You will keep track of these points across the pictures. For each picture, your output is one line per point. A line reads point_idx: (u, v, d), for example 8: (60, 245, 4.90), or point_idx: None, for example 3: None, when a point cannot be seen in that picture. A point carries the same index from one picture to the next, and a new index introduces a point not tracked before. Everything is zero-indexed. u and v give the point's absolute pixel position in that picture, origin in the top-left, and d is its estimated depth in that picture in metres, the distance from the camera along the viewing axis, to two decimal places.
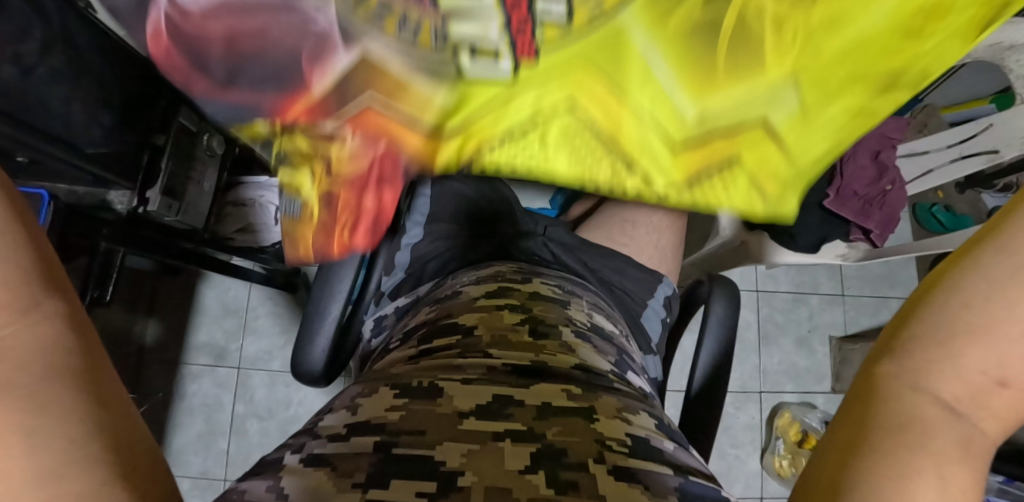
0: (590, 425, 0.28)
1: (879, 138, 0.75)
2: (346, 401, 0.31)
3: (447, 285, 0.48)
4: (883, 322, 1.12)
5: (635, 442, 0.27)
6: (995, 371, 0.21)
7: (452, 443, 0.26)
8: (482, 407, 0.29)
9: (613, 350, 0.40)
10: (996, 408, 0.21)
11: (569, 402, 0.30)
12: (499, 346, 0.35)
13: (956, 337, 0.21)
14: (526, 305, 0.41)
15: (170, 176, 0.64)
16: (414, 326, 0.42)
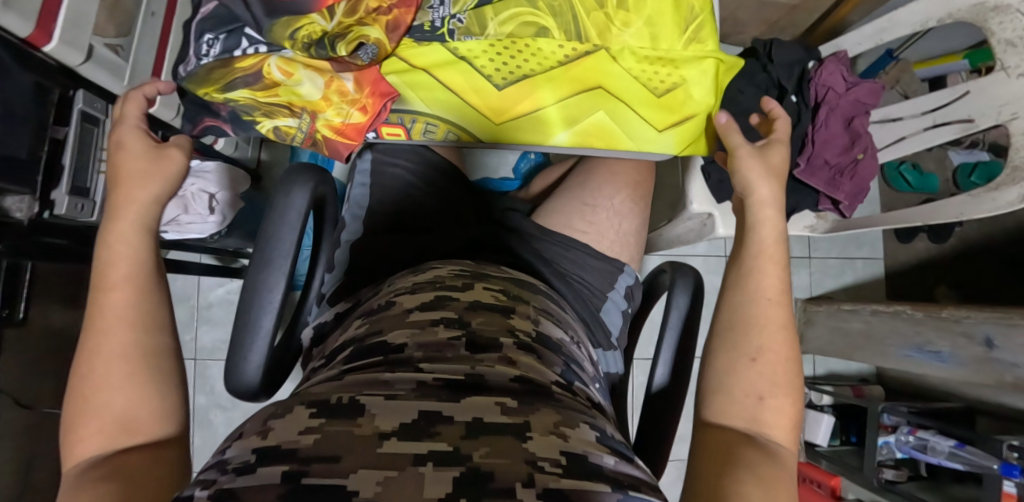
0: (522, 445, 0.26)
1: (852, 104, 0.75)
2: (257, 425, 0.28)
3: (382, 290, 0.45)
4: (848, 281, 1.25)
5: (571, 459, 0.26)
6: (758, 393, 0.42)
7: (368, 470, 0.23)
8: (407, 426, 0.26)
9: (559, 359, 0.38)
10: (771, 416, 0.41)
11: (503, 417, 0.28)
12: (431, 361, 0.32)
13: (730, 384, 0.42)
14: (463, 317, 0.37)
15: (74, 173, 0.63)
16: (341, 343, 0.38)
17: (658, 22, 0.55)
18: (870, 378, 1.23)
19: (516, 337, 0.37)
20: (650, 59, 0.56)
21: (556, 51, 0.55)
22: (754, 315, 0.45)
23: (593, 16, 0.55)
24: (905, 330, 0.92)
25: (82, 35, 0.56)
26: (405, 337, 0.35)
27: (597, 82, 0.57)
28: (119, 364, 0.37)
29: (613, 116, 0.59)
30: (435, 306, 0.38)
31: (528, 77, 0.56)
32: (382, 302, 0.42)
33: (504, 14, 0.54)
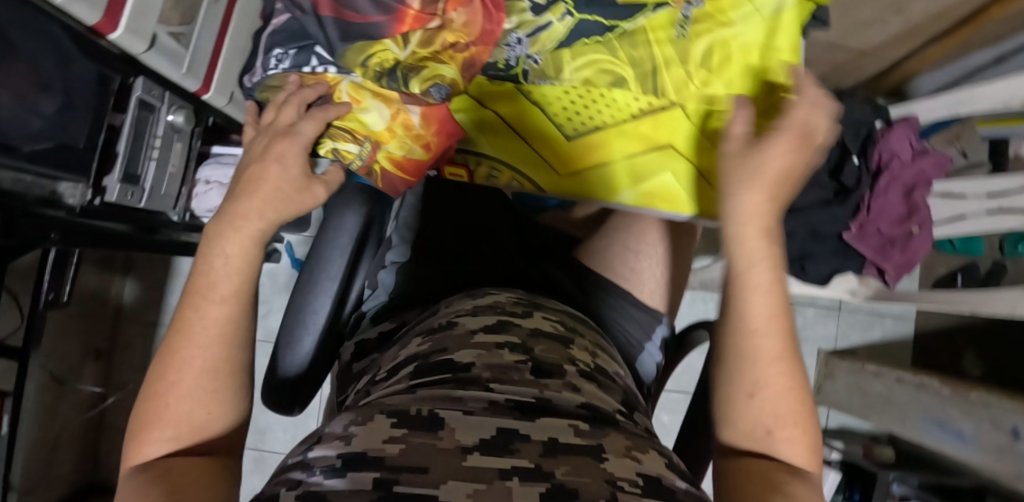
0: (599, 465, 0.27)
1: (916, 174, 0.78)
2: (338, 429, 0.29)
3: (441, 310, 0.46)
4: (874, 337, 1.26)
5: (647, 482, 0.26)
6: (768, 424, 0.39)
7: (457, 482, 0.24)
8: (487, 442, 0.27)
9: (618, 390, 0.39)
10: (784, 439, 0.39)
11: (577, 439, 0.29)
12: (501, 382, 0.33)
13: (737, 411, 0.40)
14: (527, 343, 0.38)
15: (128, 160, 0.63)
16: (402, 359, 0.40)
17: (736, 88, 0.57)
18: (881, 438, 1.22)
19: (578, 366, 0.38)
20: (721, 121, 0.62)
21: (630, 106, 0.60)
22: (752, 344, 0.40)
23: (674, 76, 0.57)
24: (928, 403, 0.94)
25: (148, 23, 0.53)
26: (472, 356, 0.36)
27: (668, 138, 0.63)
28: (204, 378, 0.38)
29: (677, 176, 0.65)
30: (500, 330, 0.40)
31: (598, 128, 0.63)
32: (441, 322, 0.44)
33: (584, 68, 0.57)
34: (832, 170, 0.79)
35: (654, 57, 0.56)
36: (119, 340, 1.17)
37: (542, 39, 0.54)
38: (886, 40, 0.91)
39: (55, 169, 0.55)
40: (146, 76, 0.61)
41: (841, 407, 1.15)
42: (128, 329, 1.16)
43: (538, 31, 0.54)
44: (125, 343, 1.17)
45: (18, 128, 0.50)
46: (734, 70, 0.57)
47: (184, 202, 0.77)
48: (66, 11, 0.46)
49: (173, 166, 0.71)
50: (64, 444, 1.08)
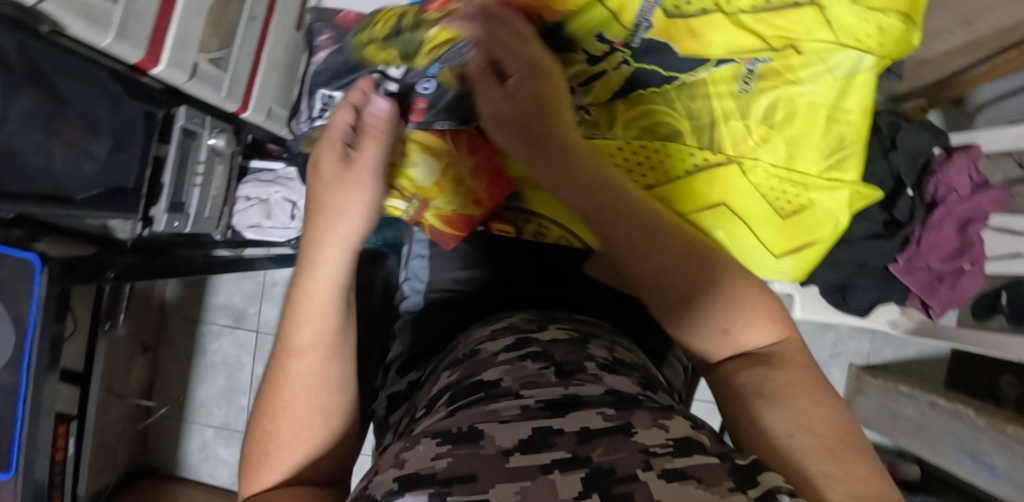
0: (631, 438, 0.30)
1: (973, 209, 0.76)
2: (390, 460, 0.32)
3: (459, 340, 0.47)
4: (908, 354, 1.25)
5: (679, 443, 0.30)
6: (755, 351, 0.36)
7: (505, 483, 0.27)
8: (525, 442, 0.30)
9: (639, 374, 0.40)
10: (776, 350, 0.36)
11: (607, 422, 0.32)
12: (529, 388, 0.36)
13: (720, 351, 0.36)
14: (546, 350, 0.41)
15: (173, 190, 0.68)
16: (437, 392, 0.42)
17: (794, 146, 0.61)
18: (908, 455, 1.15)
19: (597, 361, 0.40)
20: (782, 179, 0.62)
21: (685, 161, 0.59)
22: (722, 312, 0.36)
23: (733, 127, 0.60)
24: (961, 434, 0.91)
25: (187, 54, 0.60)
26: (499, 373, 0.39)
27: (728, 193, 0.61)
28: (313, 419, 0.36)
29: (729, 235, 0.64)
30: (520, 345, 0.42)
31: (652, 187, 0.60)
32: (464, 352, 0.45)
33: (638, 117, 0.59)
34: (883, 203, 0.79)
35: (713, 107, 0.59)
36: (165, 336, 1.24)
37: (595, 89, 0.58)
38: (945, 53, 0.91)
39: (107, 210, 0.60)
40: (187, 104, 0.66)
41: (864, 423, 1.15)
42: (174, 324, 1.23)
43: (592, 81, 0.58)
44: (170, 339, 1.24)
45: (72, 180, 0.56)
46: (795, 132, 0.60)
47: (224, 221, 0.82)
48: (112, 53, 0.53)
49: (215, 190, 0.76)
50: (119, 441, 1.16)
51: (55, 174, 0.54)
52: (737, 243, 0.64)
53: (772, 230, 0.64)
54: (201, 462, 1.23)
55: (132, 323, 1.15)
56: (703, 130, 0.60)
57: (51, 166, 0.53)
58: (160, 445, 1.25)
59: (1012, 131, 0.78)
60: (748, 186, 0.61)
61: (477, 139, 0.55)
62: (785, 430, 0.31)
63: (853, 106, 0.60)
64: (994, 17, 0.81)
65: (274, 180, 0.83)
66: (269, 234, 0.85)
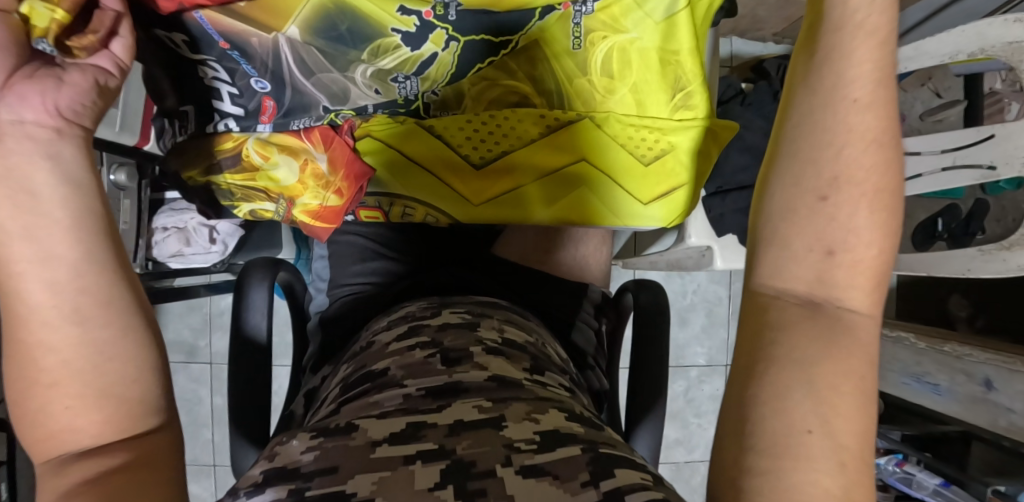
0: (499, 433, 0.30)
1: None
2: (268, 451, 0.32)
3: (361, 333, 0.47)
4: None
5: (544, 437, 0.29)
6: (828, 246, 0.31)
7: (363, 474, 0.27)
8: (396, 434, 0.30)
9: (527, 358, 0.40)
10: (843, 270, 0.30)
11: (480, 415, 0.31)
12: (414, 376, 0.36)
13: (786, 240, 0.32)
14: (435, 338, 0.40)
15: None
16: (334, 386, 0.41)
17: (647, 91, 0.51)
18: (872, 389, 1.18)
19: (485, 344, 0.40)
20: (636, 126, 0.52)
21: (536, 122, 0.51)
22: (816, 182, 0.31)
23: (577, 87, 0.51)
24: (905, 358, 0.95)
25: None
26: (386, 362, 0.39)
27: (586, 148, 0.52)
28: (86, 360, 0.27)
29: (598, 194, 0.55)
30: (409, 335, 0.41)
31: (507, 153, 0.52)
32: (363, 343, 0.45)
33: (473, 94, 0.51)
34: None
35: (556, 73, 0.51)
36: None
37: (431, 75, 0.49)
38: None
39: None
40: None
41: None
42: None
43: (424, 65, 0.48)
44: None
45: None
46: (643, 80, 0.50)
47: (143, 253, 0.75)
48: None
49: (124, 222, 0.70)
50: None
51: None
52: (603, 203, 0.55)
53: (641, 183, 0.54)
54: None
55: None
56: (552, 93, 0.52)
57: None
58: None
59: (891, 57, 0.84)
60: (608, 141, 0.52)
61: (329, 131, 0.52)
62: (801, 424, 0.27)
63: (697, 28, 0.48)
64: None
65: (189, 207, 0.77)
66: (193, 261, 0.79)
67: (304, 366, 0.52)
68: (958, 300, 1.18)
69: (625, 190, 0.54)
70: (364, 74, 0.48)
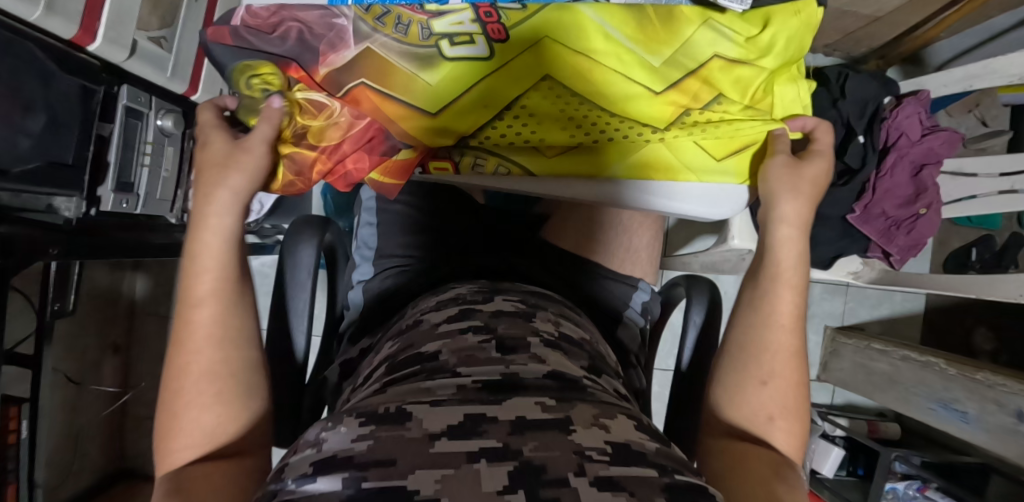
0: (568, 438, 0.28)
1: (925, 151, 0.76)
2: (311, 438, 0.30)
3: (405, 311, 0.45)
4: (884, 313, 1.25)
5: (617, 450, 0.28)
6: (768, 412, 0.45)
7: (425, 470, 0.25)
8: (455, 427, 0.28)
9: (583, 355, 0.39)
10: (779, 426, 0.45)
11: (545, 414, 0.29)
12: (468, 364, 0.34)
13: (740, 398, 0.46)
14: (489, 324, 0.39)
15: (120, 168, 0.62)
16: (376, 363, 0.40)
17: (717, 60, 0.51)
18: (887, 414, 1.22)
19: (541, 336, 0.38)
20: (706, 87, 0.52)
21: (616, 81, 0.50)
22: (762, 361, 0.47)
23: (646, 49, 0.49)
24: (932, 383, 0.93)
25: (126, 31, 0.55)
26: (437, 345, 0.37)
27: (663, 105, 0.52)
28: (205, 381, 0.39)
29: (672, 147, 0.55)
30: (462, 316, 0.40)
31: (587, 110, 0.52)
32: (410, 321, 0.43)
33: (545, 61, 0.50)
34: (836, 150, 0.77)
35: (615, 48, 0.50)
36: (135, 335, 1.30)
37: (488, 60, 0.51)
38: (897, 8, 0.92)
39: (50, 186, 0.54)
40: (129, 83, 0.61)
41: (843, 384, 1.16)
42: (144, 321, 1.30)
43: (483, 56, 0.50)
44: (140, 338, 1.30)
45: (7, 150, 0.49)
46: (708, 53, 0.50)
47: (179, 205, 0.74)
48: (43, 27, 0.49)
49: (166, 169, 0.69)
50: (87, 431, 1.20)
51: None
52: (680, 153, 0.56)
53: (714, 137, 0.55)
54: None
55: (95, 324, 1.19)
56: (623, 54, 0.50)
57: None
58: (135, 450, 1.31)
59: (957, 72, 0.77)
60: (683, 98, 0.52)
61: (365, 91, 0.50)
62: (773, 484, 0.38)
63: (748, 20, 0.50)
64: None
65: None
66: None
67: (342, 333, 0.52)
68: (983, 333, 1.14)
69: (699, 145, 0.55)
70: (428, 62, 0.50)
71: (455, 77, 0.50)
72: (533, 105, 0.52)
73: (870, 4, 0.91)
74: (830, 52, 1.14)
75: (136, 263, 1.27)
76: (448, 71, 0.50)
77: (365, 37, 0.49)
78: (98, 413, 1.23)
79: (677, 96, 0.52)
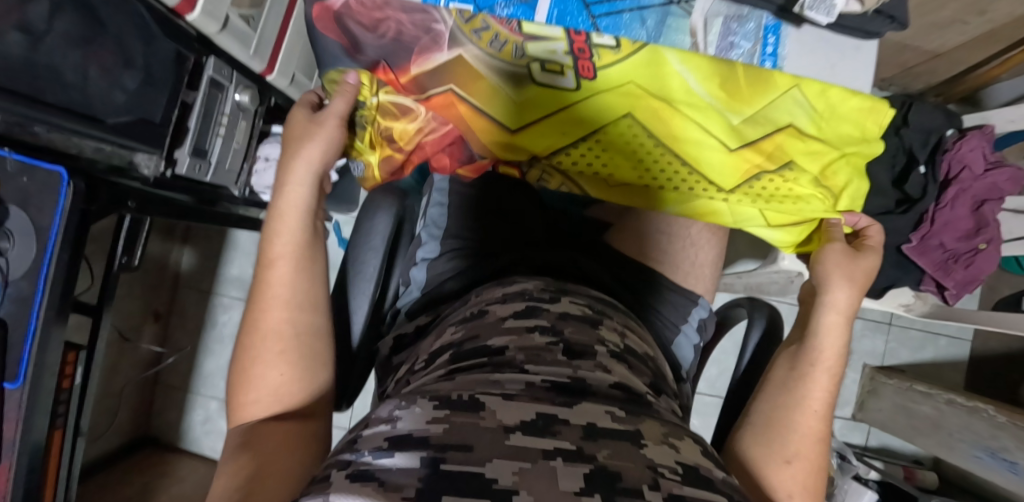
0: (640, 451, 0.27)
1: (989, 187, 0.72)
2: (382, 415, 0.30)
3: (470, 298, 0.47)
4: (926, 356, 1.21)
5: (687, 471, 0.27)
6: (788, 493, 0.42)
7: (502, 460, 0.24)
8: (528, 423, 0.27)
9: (647, 372, 0.39)
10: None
11: (616, 424, 0.29)
12: (536, 363, 0.34)
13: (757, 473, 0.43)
14: (556, 325, 0.39)
15: (197, 135, 0.67)
16: (438, 347, 0.40)
17: (784, 122, 0.56)
18: (924, 462, 1.19)
19: (608, 346, 0.38)
20: (768, 148, 0.56)
21: (692, 130, 0.56)
22: (790, 442, 0.44)
23: (722, 107, 0.55)
24: (979, 430, 0.89)
25: (221, 6, 0.57)
26: (505, 340, 0.37)
27: (729, 155, 0.57)
28: (278, 349, 0.42)
29: (730, 202, 0.60)
30: (532, 313, 0.40)
31: (660, 155, 0.58)
32: (473, 310, 0.44)
33: (630, 103, 0.56)
34: (896, 177, 0.74)
35: (696, 102, 0.55)
36: (176, 306, 1.34)
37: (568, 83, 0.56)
38: (961, 45, 0.90)
39: (137, 141, 0.59)
40: (217, 55, 0.65)
41: (883, 426, 1.11)
42: (185, 293, 1.34)
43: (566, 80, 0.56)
44: (180, 309, 1.34)
45: (103, 103, 0.54)
46: (778, 115, 0.55)
47: (244, 179, 0.81)
48: None
49: (237, 142, 0.75)
50: (123, 392, 1.24)
51: (89, 95, 0.53)
52: (736, 208, 0.60)
53: (774, 199, 0.59)
54: (203, 436, 1.33)
55: (143, 290, 1.24)
56: (707, 108, 0.55)
57: (86, 84, 0.52)
58: (164, 417, 1.34)
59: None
60: (749, 153, 0.57)
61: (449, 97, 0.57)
62: None
63: (824, 94, 0.54)
64: (1007, 6, 0.78)
65: None
66: None
67: (401, 309, 0.54)
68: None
69: (758, 205, 0.60)
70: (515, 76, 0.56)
71: (542, 101, 0.56)
72: (607, 142, 0.58)
73: (935, 38, 0.89)
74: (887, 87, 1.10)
75: (186, 236, 1.33)
76: (537, 94, 0.56)
77: (458, 45, 0.54)
78: (136, 372, 1.27)
79: (745, 152, 0.56)
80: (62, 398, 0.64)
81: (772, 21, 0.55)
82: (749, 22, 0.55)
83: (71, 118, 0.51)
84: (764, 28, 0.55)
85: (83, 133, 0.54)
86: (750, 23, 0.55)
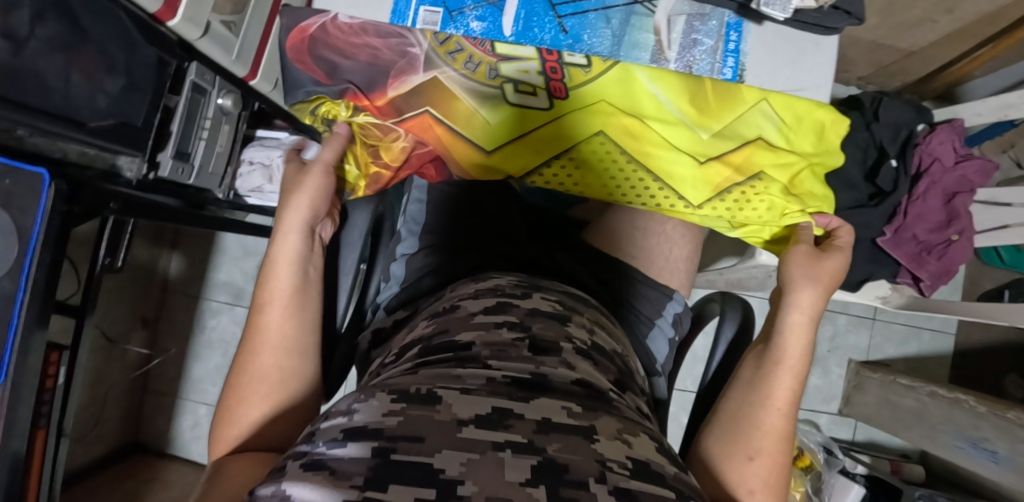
0: (591, 445, 0.28)
1: (958, 180, 0.74)
2: (343, 407, 0.30)
3: (445, 295, 0.47)
4: (911, 350, 1.22)
5: (636, 465, 0.28)
6: (749, 489, 0.44)
7: (451, 452, 0.25)
8: (482, 417, 0.28)
9: (613, 368, 0.39)
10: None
11: (570, 420, 0.30)
12: (499, 359, 0.34)
13: (721, 471, 0.45)
14: (524, 321, 0.39)
15: (180, 138, 0.69)
16: (410, 341, 0.41)
17: (754, 133, 0.57)
18: (911, 455, 1.19)
19: (574, 343, 0.39)
20: (743, 161, 0.58)
21: (661, 144, 0.58)
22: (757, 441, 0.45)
23: (693, 118, 0.57)
24: (962, 421, 0.90)
25: (202, 12, 0.58)
26: (472, 336, 0.37)
27: (701, 167, 0.58)
28: (264, 374, 0.44)
29: (703, 214, 0.60)
30: (502, 310, 0.41)
31: (630, 166, 0.59)
32: (446, 305, 0.45)
33: (603, 118, 0.58)
34: (867, 172, 0.74)
35: (665, 115, 0.57)
36: (165, 311, 1.34)
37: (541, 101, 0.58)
38: (933, 43, 0.91)
39: (118, 145, 0.61)
40: (200, 60, 0.66)
41: (869, 421, 1.12)
42: (174, 299, 1.34)
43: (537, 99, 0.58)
44: (169, 315, 1.34)
45: (86, 106, 0.56)
46: (748, 126, 0.57)
47: (228, 182, 0.82)
48: None
49: (220, 146, 0.77)
50: (112, 397, 1.24)
51: (72, 99, 0.54)
52: (708, 217, 0.60)
53: (748, 208, 0.59)
54: (193, 441, 1.33)
55: (131, 296, 1.24)
56: (675, 122, 0.57)
57: (69, 88, 0.54)
58: (153, 423, 1.34)
59: (993, 102, 0.74)
60: (720, 164, 0.58)
61: (427, 119, 0.58)
62: None
63: (791, 106, 0.57)
64: (974, 3, 0.80)
65: (277, 145, 0.84)
66: (269, 199, 0.85)
67: (378, 305, 0.55)
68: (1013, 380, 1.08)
69: (729, 215, 0.60)
70: (490, 96, 0.57)
71: (513, 118, 0.58)
72: (580, 158, 0.59)
73: (907, 37, 0.91)
74: (863, 86, 1.12)
75: (175, 241, 1.33)
76: (508, 112, 0.58)
77: (435, 67, 0.57)
78: (126, 377, 1.27)
79: (715, 163, 0.58)
80: (45, 398, 0.65)
81: (734, 18, 0.57)
82: (711, 19, 0.57)
83: (53, 120, 0.53)
84: (727, 25, 0.57)
85: (65, 135, 0.55)
86: (712, 20, 0.57)
